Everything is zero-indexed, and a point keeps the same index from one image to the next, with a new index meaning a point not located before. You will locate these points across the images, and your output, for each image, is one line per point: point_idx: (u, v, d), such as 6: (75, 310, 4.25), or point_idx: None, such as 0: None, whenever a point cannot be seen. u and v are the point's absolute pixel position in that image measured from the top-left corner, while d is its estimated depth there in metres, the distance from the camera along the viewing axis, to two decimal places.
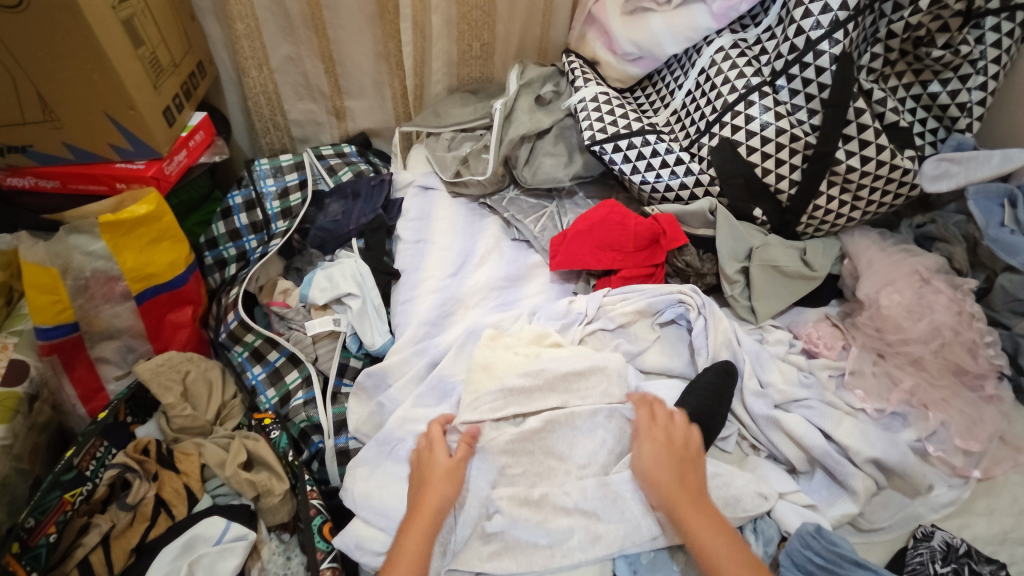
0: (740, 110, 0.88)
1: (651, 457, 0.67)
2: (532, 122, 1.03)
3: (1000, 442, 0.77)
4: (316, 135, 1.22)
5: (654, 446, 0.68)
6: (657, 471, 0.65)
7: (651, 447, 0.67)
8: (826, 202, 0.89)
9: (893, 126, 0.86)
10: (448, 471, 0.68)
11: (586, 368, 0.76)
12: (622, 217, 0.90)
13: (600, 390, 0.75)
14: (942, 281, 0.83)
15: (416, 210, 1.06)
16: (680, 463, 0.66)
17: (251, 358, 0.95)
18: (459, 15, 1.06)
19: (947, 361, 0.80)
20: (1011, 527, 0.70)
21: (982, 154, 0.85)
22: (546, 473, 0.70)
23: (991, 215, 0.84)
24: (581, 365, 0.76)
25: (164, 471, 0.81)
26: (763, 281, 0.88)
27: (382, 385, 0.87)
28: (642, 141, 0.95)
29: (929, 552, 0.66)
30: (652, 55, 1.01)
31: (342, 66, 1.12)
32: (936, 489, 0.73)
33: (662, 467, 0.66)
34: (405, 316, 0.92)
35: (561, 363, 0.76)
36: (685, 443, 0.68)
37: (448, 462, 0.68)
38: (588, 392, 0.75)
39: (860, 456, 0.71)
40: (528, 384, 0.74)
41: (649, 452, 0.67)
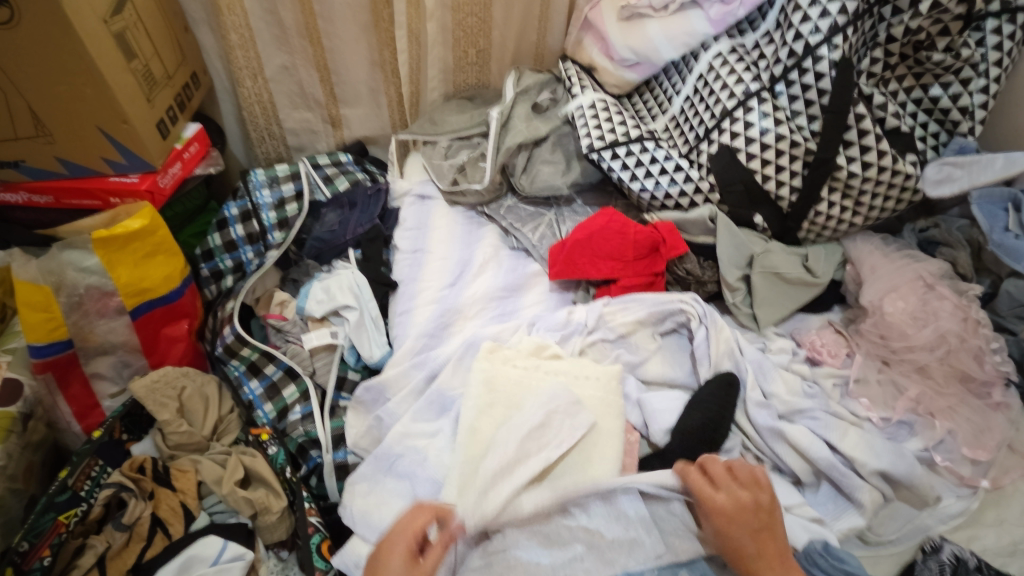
0: (739, 116, 0.87)
1: (734, 531, 0.60)
2: (530, 129, 1.02)
3: (1009, 451, 0.76)
4: (312, 143, 1.21)
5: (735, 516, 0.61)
6: (748, 549, 0.59)
7: (730, 521, 0.60)
8: (828, 208, 0.88)
9: (893, 131, 0.85)
10: (411, 567, 0.57)
11: (541, 421, 0.71)
12: (622, 224, 0.89)
13: (566, 433, 0.71)
14: (947, 287, 0.82)
15: (414, 219, 1.06)
16: (763, 528, 0.61)
17: (248, 372, 0.94)
18: (454, 23, 1.05)
19: (954, 369, 0.79)
20: (1021, 538, 0.69)
21: (984, 158, 0.84)
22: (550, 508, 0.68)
23: (995, 220, 0.83)
24: (535, 421, 0.71)
25: (159, 489, 0.80)
26: (764, 289, 0.87)
27: (380, 399, 0.86)
28: (640, 148, 0.94)
29: (939, 565, 0.65)
30: (650, 61, 1.00)
31: (338, 75, 1.11)
32: (944, 500, 0.72)
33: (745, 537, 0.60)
34: (404, 328, 0.92)
35: (516, 428, 0.71)
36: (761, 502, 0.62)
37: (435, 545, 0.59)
38: (558, 440, 0.70)
39: (867, 468, 0.70)
40: (502, 463, 0.68)
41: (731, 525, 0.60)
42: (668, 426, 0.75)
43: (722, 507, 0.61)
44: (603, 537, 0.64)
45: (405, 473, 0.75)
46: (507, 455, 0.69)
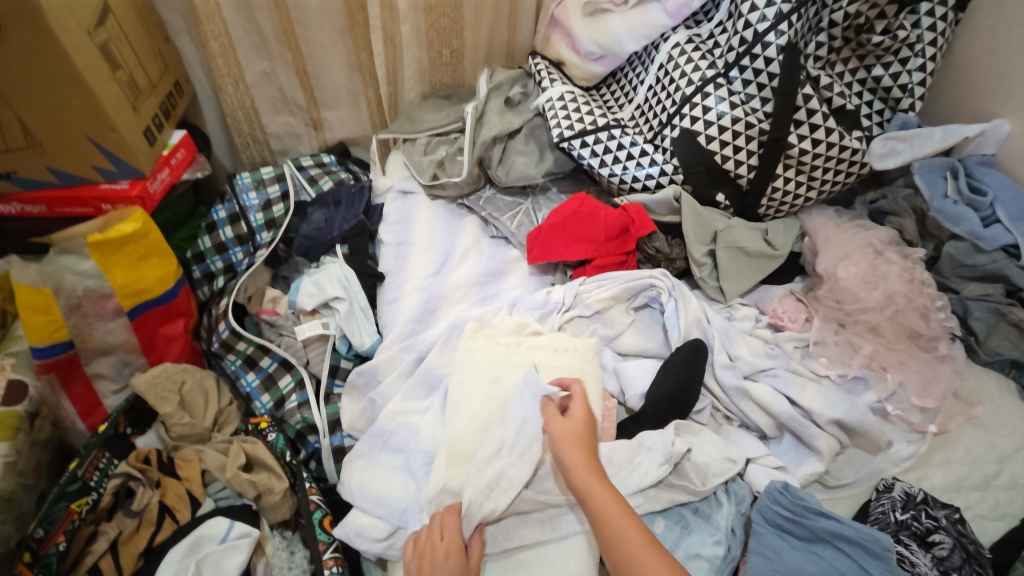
0: (698, 101, 0.93)
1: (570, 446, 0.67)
2: (503, 123, 1.07)
3: (955, 399, 0.82)
4: (295, 146, 1.25)
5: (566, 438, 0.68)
6: (577, 463, 0.66)
7: (568, 442, 0.67)
8: (784, 183, 0.94)
9: (841, 109, 0.92)
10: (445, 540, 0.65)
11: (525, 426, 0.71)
12: (593, 208, 0.95)
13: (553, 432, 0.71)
14: (895, 253, 0.89)
15: (397, 214, 1.10)
16: (591, 446, 0.68)
17: (245, 365, 0.99)
18: (428, 24, 1.09)
19: (902, 326, 0.85)
20: (965, 475, 0.76)
21: (926, 132, 0.92)
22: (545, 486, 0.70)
23: (936, 187, 0.90)
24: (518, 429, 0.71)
25: (166, 478, 0.84)
26: (728, 262, 0.93)
27: (372, 382, 0.91)
28: (608, 135, 0.99)
29: (891, 501, 0.71)
30: (614, 53, 1.06)
31: (317, 79, 1.16)
32: (895, 445, 0.78)
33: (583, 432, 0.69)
34: (392, 316, 0.96)
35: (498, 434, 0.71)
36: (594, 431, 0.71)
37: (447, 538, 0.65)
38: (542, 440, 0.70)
39: (823, 418, 0.76)
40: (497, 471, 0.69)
41: (567, 444, 0.67)
42: (643, 391, 0.81)
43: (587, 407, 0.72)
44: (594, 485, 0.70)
45: (399, 447, 0.80)
46: (499, 464, 0.69)
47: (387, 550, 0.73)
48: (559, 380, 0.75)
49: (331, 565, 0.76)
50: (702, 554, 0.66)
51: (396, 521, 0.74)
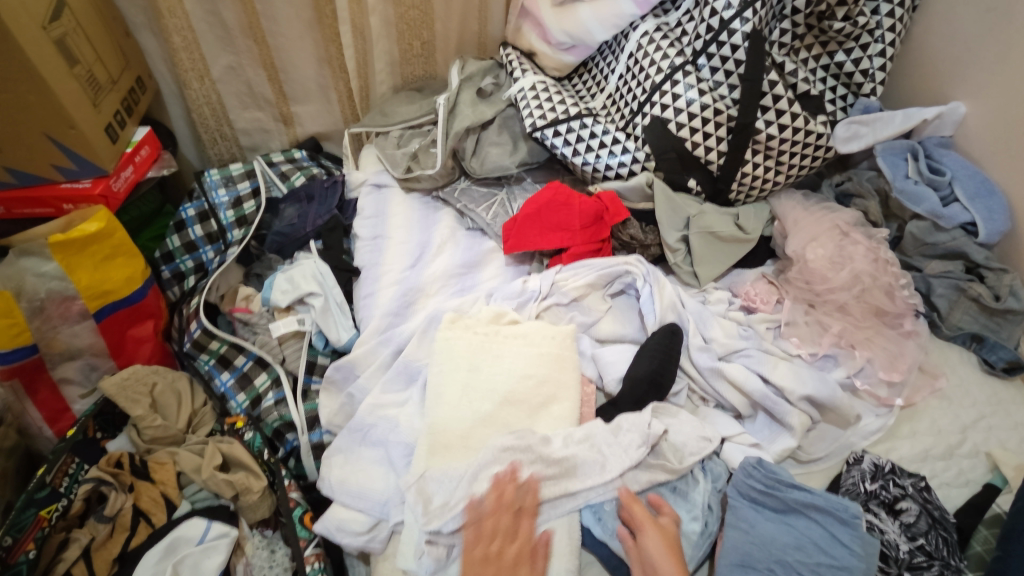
0: (667, 89, 0.94)
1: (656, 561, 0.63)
2: (476, 114, 1.07)
3: (920, 372, 0.84)
4: (265, 142, 1.23)
5: (660, 543, 0.64)
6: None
7: (671, 547, 0.64)
8: (753, 168, 0.96)
9: (805, 94, 0.94)
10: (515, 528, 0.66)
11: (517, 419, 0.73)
12: (567, 196, 0.95)
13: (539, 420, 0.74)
14: (860, 233, 0.92)
15: (371, 208, 1.09)
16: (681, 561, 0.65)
17: (218, 365, 0.97)
18: (397, 17, 1.10)
19: (869, 305, 0.88)
20: (931, 445, 0.78)
21: (887, 115, 0.95)
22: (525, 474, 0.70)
23: (897, 169, 0.93)
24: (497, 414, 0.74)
25: (139, 482, 0.82)
26: (701, 247, 0.94)
27: (350, 376, 0.90)
28: (580, 124, 1.00)
29: (860, 473, 0.73)
30: (584, 43, 1.06)
31: (285, 72, 1.14)
32: (864, 419, 0.80)
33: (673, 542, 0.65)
34: (368, 310, 0.95)
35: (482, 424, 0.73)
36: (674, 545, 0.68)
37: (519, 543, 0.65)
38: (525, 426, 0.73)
39: (795, 394, 0.78)
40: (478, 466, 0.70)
41: (668, 552, 0.63)
42: (620, 375, 0.82)
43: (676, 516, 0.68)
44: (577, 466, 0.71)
45: (379, 441, 0.79)
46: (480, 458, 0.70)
47: (368, 544, 0.73)
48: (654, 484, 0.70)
49: (313, 561, 0.76)
50: (683, 530, 0.67)
51: (377, 513, 0.74)
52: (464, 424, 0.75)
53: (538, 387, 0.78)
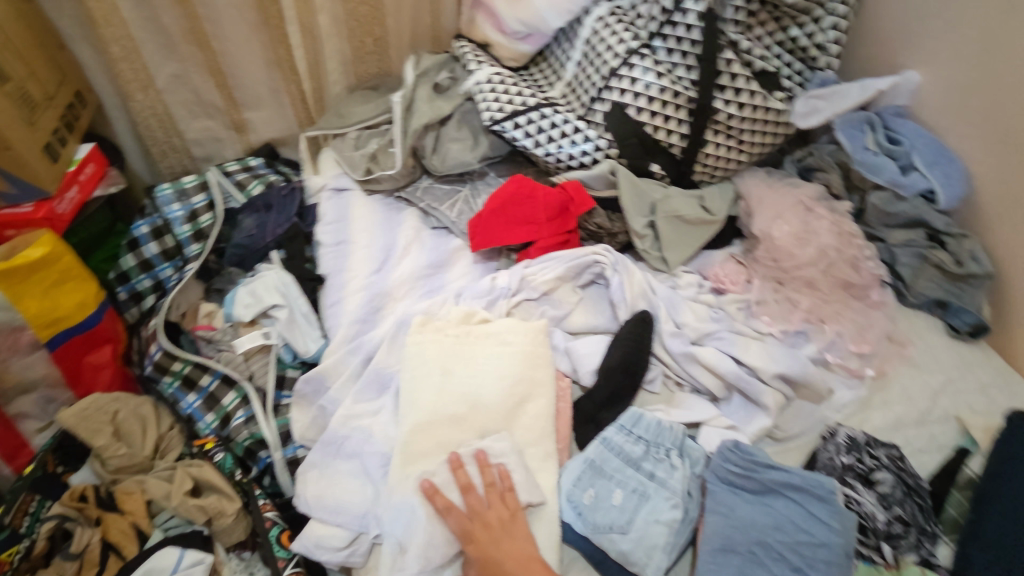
0: (625, 73, 0.93)
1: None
2: (433, 110, 1.04)
3: (889, 341, 0.85)
4: (219, 151, 1.19)
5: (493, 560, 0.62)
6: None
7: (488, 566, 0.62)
8: (714, 149, 0.95)
9: (762, 72, 0.94)
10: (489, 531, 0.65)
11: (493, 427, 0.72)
12: (531, 189, 0.94)
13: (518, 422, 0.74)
14: (824, 208, 0.92)
15: (333, 213, 1.07)
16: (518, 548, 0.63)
17: (183, 387, 0.93)
18: (347, 13, 1.09)
19: (837, 279, 0.88)
20: (903, 413, 0.79)
21: (843, 88, 0.94)
22: None
23: (856, 141, 0.93)
24: (461, 411, 0.74)
25: (107, 514, 0.79)
26: (669, 231, 0.93)
27: (321, 389, 0.87)
28: (539, 115, 0.98)
29: (836, 447, 0.72)
30: (540, 31, 1.04)
31: (233, 78, 1.10)
32: (837, 392, 0.81)
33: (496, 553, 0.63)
34: (337, 317, 0.94)
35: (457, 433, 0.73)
36: (506, 517, 0.65)
37: (513, 535, 0.64)
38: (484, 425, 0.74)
39: (767, 373, 0.78)
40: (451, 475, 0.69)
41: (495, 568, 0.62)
42: (595, 366, 0.81)
43: (486, 520, 0.65)
44: (510, 474, 0.68)
45: (353, 453, 0.77)
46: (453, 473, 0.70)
47: (349, 558, 0.71)
48: (451, 464, 0.69)
49: None
50: (662, 520, 0.66)
51: (356, 527, 0.72)
52: (444, 428, 0.73)
53: (512, 387, 0.76)
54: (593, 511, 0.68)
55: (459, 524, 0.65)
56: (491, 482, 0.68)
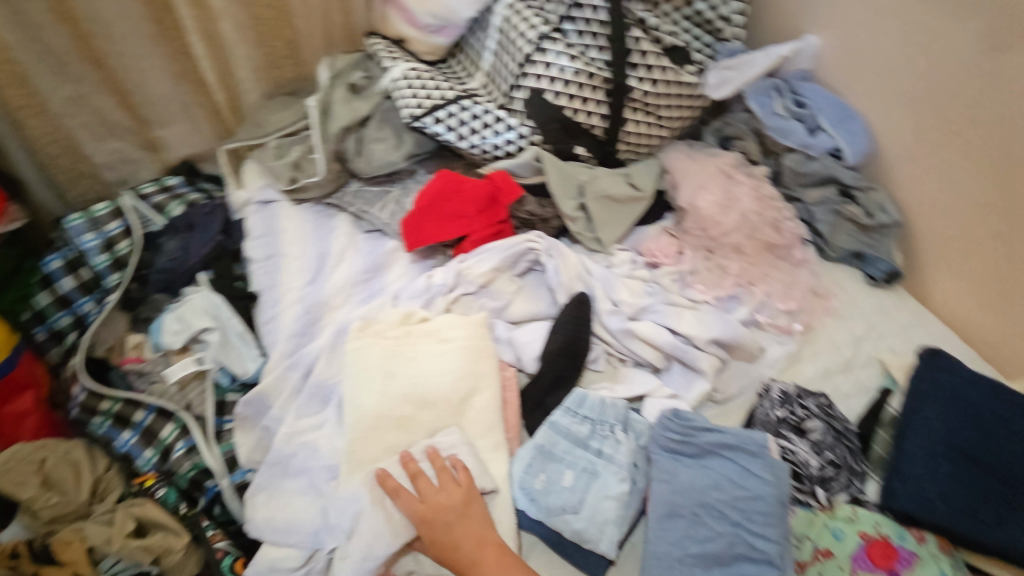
0: (538, 59, 0.93)
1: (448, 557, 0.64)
2: (350, 112, 1.03)
3: (815, 296, 0.89)
4: (135, 174, 1.12)
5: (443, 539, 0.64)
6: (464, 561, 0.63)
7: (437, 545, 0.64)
8: (635, 126, 0.97)
9: (672, 47, 0.96)
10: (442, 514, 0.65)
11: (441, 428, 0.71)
12: (458, 183, 0.93)
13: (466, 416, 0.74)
14: (743, 174, 0.95)
15: (261, 226, 1.03)
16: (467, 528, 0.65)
17: (116, 424, 0.88)
18: (252, 18, 1.05)
19: (762, 242, 0.91)
20: (831, 363, 0.83)
21: (749, 57, 0.98)
22: None
23: (767, 107, 0.96)
24: (407, 411, 0.74)
25: (44, 568, 0.75)
26: (599, 211, 0.94)
27: (264, 409, 0.85)
28: (459, 108, 0.97)
29: (771, 402, 0.74)
30: (452, 22, 1.03)
31: (138, 95, 1.04)
32: (769, 349, 0.84)
33: (446, 533, 0.64)
34: (273, 334, 0.91)
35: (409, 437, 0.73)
36: (460, 498, 0.66)
37: (466, 515, 0.65)
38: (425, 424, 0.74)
39: (702, 339, 0.80)
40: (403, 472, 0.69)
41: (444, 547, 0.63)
42: (538, 353, 0.81)
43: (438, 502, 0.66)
44: (462, 462, 0.69)
45: (301, 470, 0.75)
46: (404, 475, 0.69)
47: None
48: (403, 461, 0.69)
49: None
50: (611, 494, 0.67)
51: (311, 545, 0.71)
52: (392, 432, 0.73)
53: (456, 383, 0.76)
54: (546, 496, 0.68)
55: (410, 507, 0.65)
56: (443, 469, 0.68)
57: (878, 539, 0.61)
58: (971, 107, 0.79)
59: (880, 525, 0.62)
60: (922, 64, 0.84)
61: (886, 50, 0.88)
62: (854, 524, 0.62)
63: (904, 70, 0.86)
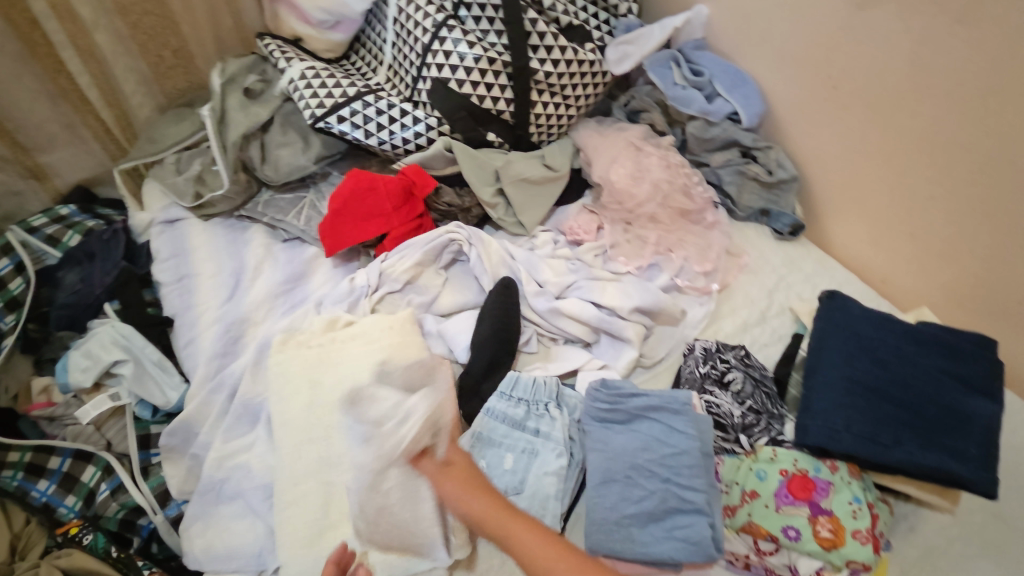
0: (438, 48, 0.92)
1: (467, 495, 0.61)
2: (249, 117, 0.98)
3: (729, 256, 0.94)
4: (21, 207, 1.00)
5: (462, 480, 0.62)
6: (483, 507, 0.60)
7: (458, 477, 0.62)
8: (543, 108, 0.98)
9: (569, 27, 0.98)
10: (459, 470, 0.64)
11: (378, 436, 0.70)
12: (370, 181, 0.91)
13: None
14: (651, 145, 0.98)
15: (168, 247, 0.97)
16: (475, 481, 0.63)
17: (30, 476, 0.80)
18: (130, 27, 0.99)
19: (675, 208, 0.95)
20: (747, 316, 0.88)
21: (646, 31, 1.00)
22: None
23: (666, 78, 1.00)
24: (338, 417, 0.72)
25: None
26: (518, 195, 0.95)
27: (191, 437, 0.81)
28: (362, 104, 0.94)
29: (695, 360, 0.78)
30: (346, 17, 1.01)
31: (12, 120, 0.93)
32: (690, 311, 0.88)
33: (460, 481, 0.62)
34: (194, 359, 0.86)
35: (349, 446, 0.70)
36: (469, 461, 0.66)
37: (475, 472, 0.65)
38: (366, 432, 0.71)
39: (625, 309, 0.82)
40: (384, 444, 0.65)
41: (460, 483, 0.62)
42: (468, 342, 0.82)
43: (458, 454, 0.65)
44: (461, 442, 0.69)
45: (235, 493, 0.73)
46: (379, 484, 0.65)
47: None
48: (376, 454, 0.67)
49: None
50: (551, 470, 0.68)
51: (256, 567, 0.69)
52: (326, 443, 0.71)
53: None
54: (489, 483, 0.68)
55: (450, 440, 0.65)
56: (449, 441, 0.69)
57: (797, 474, 0.66)
58: (822, 64, 0.86)
59: (798, 461, 0.67)
60: (778, 30, 0.91)
61: (750, 20, 0.94)
62: (775, 464, 0.67)
63: (766, 36, 0.93)
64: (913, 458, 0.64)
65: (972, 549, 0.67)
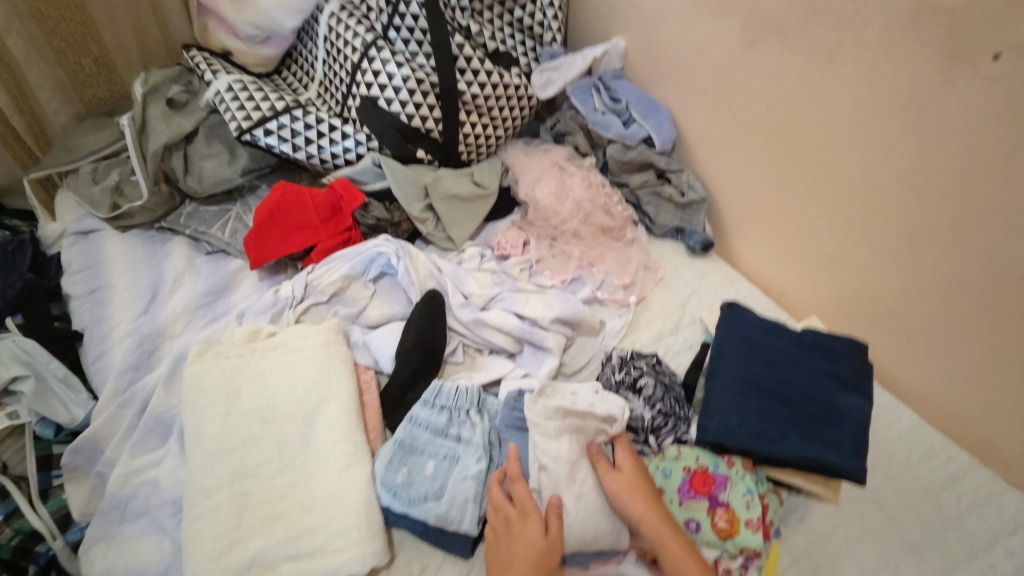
0: (367, 67, 0.95)
1: (627, 498, 0.66)
2: (172, 128, 0.97)
3: (646, 270, 1.00)
4: None
5: (627, 489, 0.66)
6: (647, 518, 0.64)
7: (626, 483, 0.67)
8: (472, 128, 1.01)
9: (495, 53, 1.05)
10: (632, 483, 0.67)
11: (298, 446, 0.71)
12: (297, 194, 0.91)
13: (325, 427, 0.73)
14: (574, 166, 1.04)
15: (80, 259, 0.93)
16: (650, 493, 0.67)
17: None
18: (46, 33, 0.96)
19: (596, 225, 1.00)
20: (662, 327, 0.93)
21: (568, 59, 1.07)
22: (298, 482, 0.70)
23: (587, 104, 1.06)
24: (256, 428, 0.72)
25: None
26: (446, 211, 0.98)
27: (97, 455, 0.78)
28: (291, 118, 0.95)
29: (611, 367, 0.82)
30: (275, 33, 1.03)
31: None
32: (609, 322, 0.93)
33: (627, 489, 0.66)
34: (102, 374, 0.83)
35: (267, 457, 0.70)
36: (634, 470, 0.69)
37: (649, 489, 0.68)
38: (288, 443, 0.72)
39: (547, 319, 0.85)
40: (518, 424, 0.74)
41: (626, 493, 0.66)
42: (393, 353, 0.82)
43: (636, 474, 0.68)
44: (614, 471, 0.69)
45: (142, 510, 0.71)
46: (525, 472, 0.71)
47: None
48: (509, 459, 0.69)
49: None
50: (469, 474, 0.70)
51: None
52: (244, 454, 0.70)
53: (306, 392, 0.74)
54: (407, 489, 0.69)
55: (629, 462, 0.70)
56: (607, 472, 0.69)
57: (698, 470, 0.71)
58: (723, 94, 0.95)
59: (699, 457, 0.72)
60: (685, 64, 0.99)
61: (661, 54, 1.03)
62: (679, 462, 0.72)
63: (676, 69, 1.01)
64: (795, 451, 0.72)
65: (852, 535, 0.74)
